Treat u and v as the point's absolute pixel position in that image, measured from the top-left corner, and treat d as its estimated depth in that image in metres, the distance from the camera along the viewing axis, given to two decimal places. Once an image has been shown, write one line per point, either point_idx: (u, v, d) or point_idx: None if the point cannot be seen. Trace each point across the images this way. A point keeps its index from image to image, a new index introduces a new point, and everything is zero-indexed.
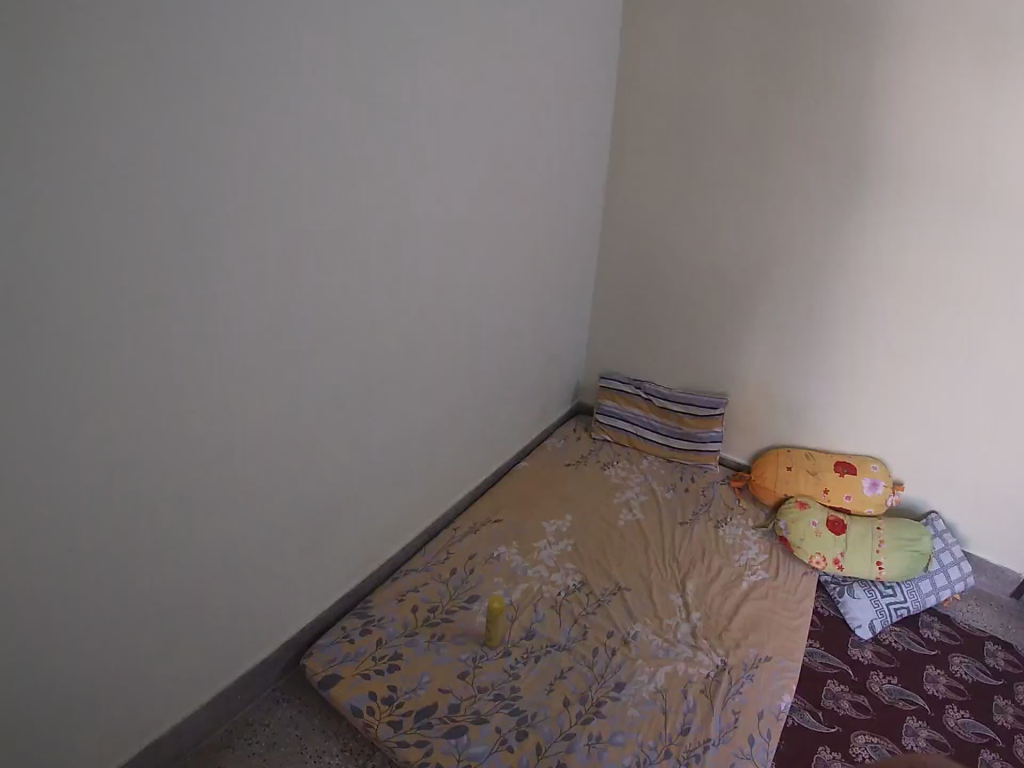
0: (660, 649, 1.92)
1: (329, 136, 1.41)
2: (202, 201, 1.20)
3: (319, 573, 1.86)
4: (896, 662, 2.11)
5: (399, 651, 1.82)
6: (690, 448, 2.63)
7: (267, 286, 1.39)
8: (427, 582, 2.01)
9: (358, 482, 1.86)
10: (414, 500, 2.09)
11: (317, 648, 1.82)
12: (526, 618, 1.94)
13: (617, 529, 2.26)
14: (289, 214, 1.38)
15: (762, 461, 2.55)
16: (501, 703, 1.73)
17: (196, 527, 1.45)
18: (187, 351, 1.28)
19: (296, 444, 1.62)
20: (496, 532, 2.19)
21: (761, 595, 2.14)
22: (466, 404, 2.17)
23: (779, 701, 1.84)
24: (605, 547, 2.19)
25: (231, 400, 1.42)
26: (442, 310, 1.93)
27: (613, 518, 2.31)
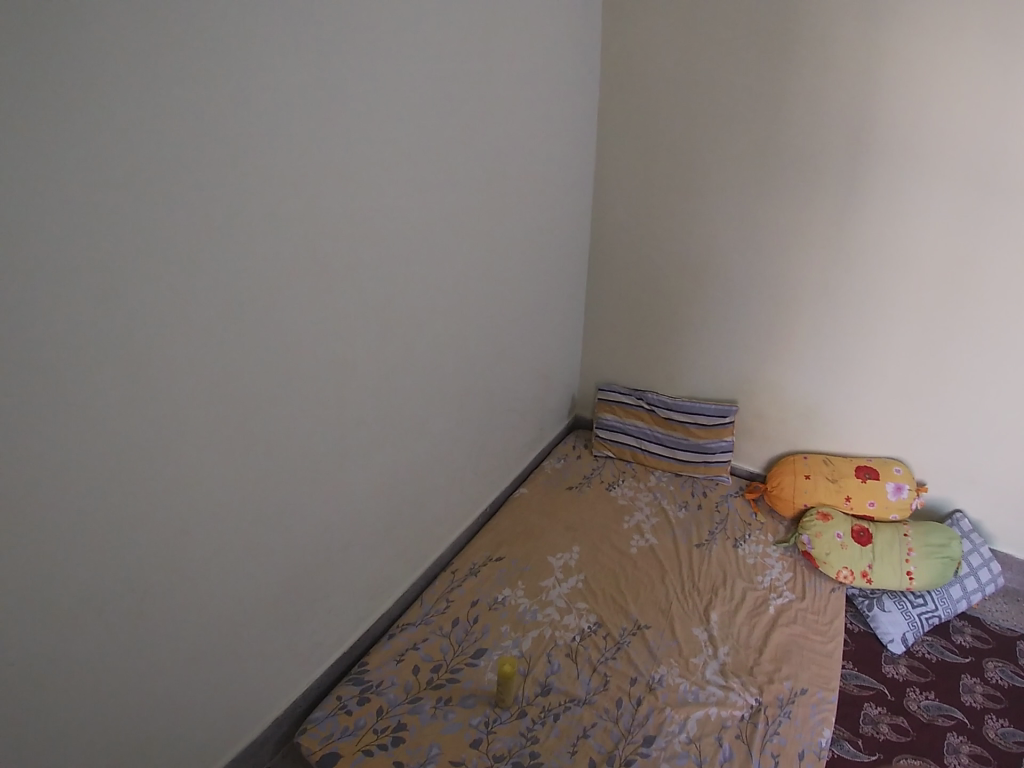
0: (689, 694, 1.73)
1: (286, 151, 1.19)
2: (139, 243, 0.98)
3: (306, 641, 1.65)
4: (931, 675, 1.93)
5: (403, 722, 1.61)
6: (700, 459, 2.43)
7: (226, 329, 1.18)
8: (428, 637, 1.80)
9: (343, 537, 1.66)
10: (410, 544, 1.88)
11: (311, 723, 1.60)
12: (540, 670, 1.74)
13: (630, 558, 2.07)
14: (246, 244, 1.17)
15: (777, 470, 2.36)
16: None
17: (164, 612, 1.23)
18: (134, 422, 1.06)
19: (268, 508, 1.41)
20: (499, 573, 1.98)
21: (790, 621, 1.96)
22: (457, 433, 1.97)
23: (821, 739, 1.67)
24: (618, 580, 2.00)
25: (194, 469, 1.20)
26: (422, 337, 1.72)
27: (624, 546, 2.11)
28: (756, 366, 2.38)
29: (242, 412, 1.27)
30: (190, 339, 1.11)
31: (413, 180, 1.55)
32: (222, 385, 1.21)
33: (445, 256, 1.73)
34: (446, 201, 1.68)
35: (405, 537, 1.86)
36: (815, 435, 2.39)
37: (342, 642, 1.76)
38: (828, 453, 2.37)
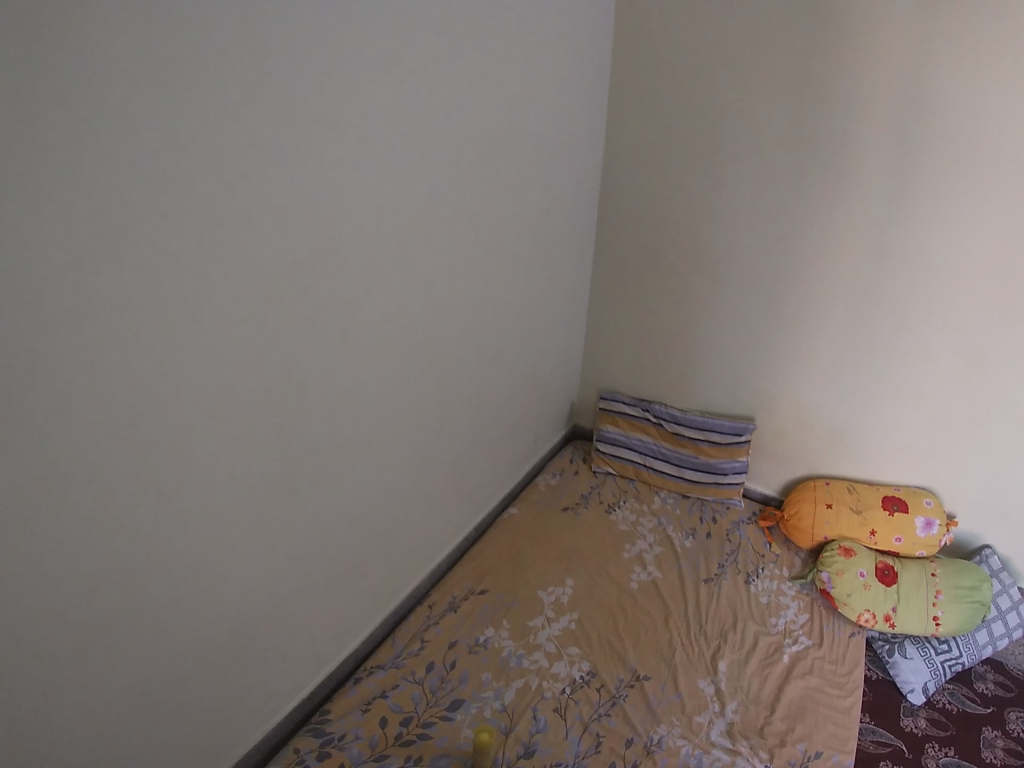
0: (692, 759, 1.48)
1: (231, 110, 0.94)
2: (12, 216, 0.72)
3: (260, 693, 1.37)
4: (952, 729, 1.69)
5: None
6: (711, 480, 2.19)
7: (146, 329, 0.91)
8: (398, 684, 1.53)
9: (308, 574, 1.40)
10: (382, 572, 1.64)
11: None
12: (523, 728, 1.48)
13: (629, 596, 1.83)
14: (172, 222, 0.90)
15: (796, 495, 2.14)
16: None
17: (73, 679, 0.96)
18: (13, 450, 0.79)
19: (215, 548, 1.15)
20: (481, 611, 1.73)
21: (805, 672, 1.75)
22: (439, 446, 1.73)
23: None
24: (617, 622, 1.75)
25: (109, 502, 0.93)
26: (400, 342, 1.47)
27: (623, 582, 1.87)
28: (777, 378, 2.14)
29: (178, 437, 1.01)
30: (95, 346, 0.85)
31: (396, 164, 1.31)
32: (150, 404, 0.95)
33: (431, 248, 1.48)
34: (435, 185, 1.44)
35: (376, 566, 1.61)
36: (837, 459, 2.15)
37: (303, 688, 1.49)
38: (854, 479, 2.13)
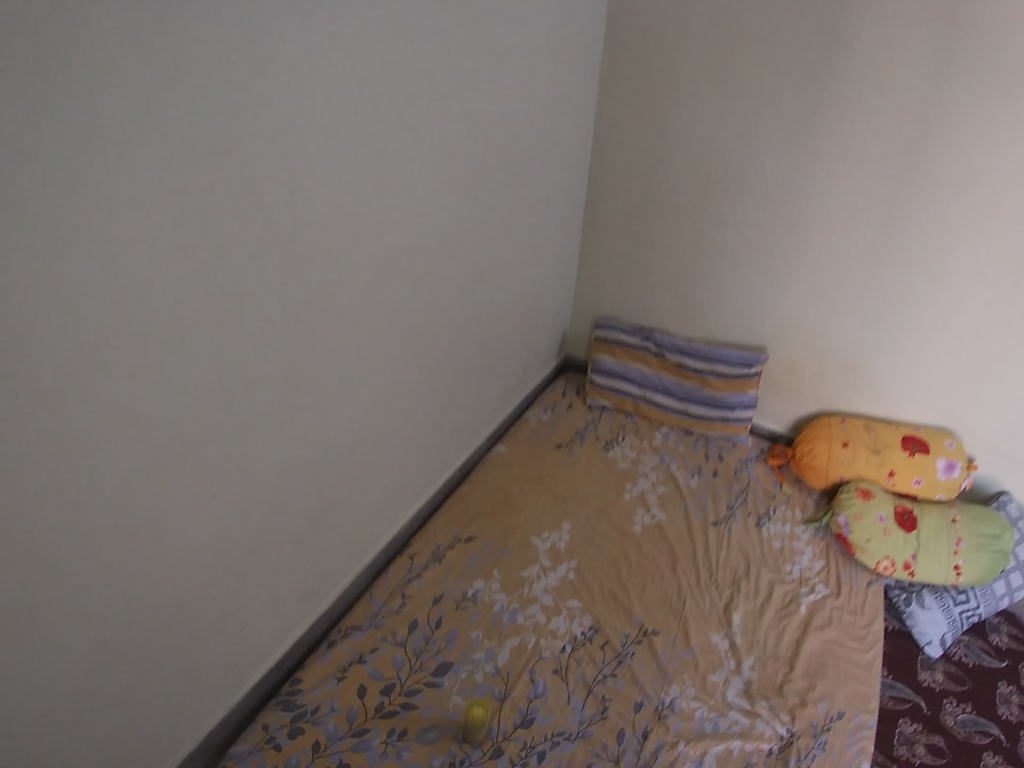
0: (707, 723, 1.31)
1: None
2: None
3: (217, 667, 1.17)
4: (969, 683, 1.55)
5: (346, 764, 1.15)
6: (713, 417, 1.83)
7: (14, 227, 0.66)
8: (378, 646, 1.33)
9: (268, 526, 1.18)
10: (354, 522, 1.41)
11: (231, 761, 1.15)
12: (520, 694, 1.28)
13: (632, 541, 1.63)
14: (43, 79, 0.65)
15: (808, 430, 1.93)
16: None
17: None
18: None
19: (154, 499, 0.93)
20: (468, 561, 1.52)
21: (823, 624, 1.57)
22: (413, 374, 1.48)
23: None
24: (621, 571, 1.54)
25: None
26: (368, 242, 1.21)
27: (626, 525, 1.64)
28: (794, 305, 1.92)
29: (88, 360, 0.78)
30: None
31: (369, 25, 1.04)
32: (31, 317, 0.71)
33: (408, 141, 1.22)
34: (412, 43, 1.15)
35: (346, 515, 1.38)
36: (851, 394, 1.97)
37: (268, 656, 1.29)
38: (870, 418, 1.95)
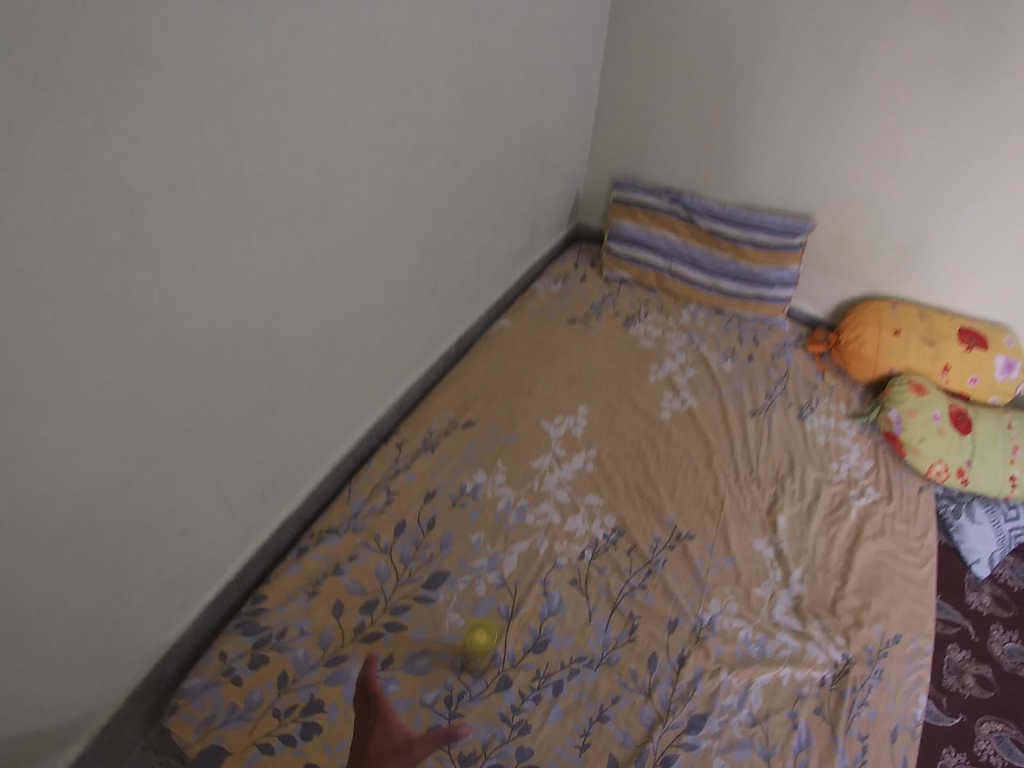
0: (752, 646, 1.08)
1: None
2: None
3: (153, 593, 0.92)
4: (1017, 610, 1.32)
5: (319, 700, 0.92)
6: (749, 292, 1.49)
7: None
8: (355, 553, 1.05)
9: (222, 410, 0.90)
10: (328, 406, 1.10)
11: (182, 699, 0.92)
12: (532, 611, 1.02)
13: (661, 429, 1.30)
14: None
15: (855, 314, 1.63)
16: None
17: None
18: None
19: (52, 378, 0.65)
20: (467, 450, 1.22)
21: (876, 534, 1.29)
22: (404, 214, 1.10)
23: (917, 711, 1.07)
24: (647, 464, 1.24)
25: None
26: (318, 10, 0.78)
27: (651, 410, 1.32)
28: (852, 166, 1.53)
29: None
30: None
31: None
32: None
33: None
34: None
35: (303, 418, 1.05)
36: (906, 278, 1.63)
37: (227, 568, 1.04)
38: (925, 306, 1.63)
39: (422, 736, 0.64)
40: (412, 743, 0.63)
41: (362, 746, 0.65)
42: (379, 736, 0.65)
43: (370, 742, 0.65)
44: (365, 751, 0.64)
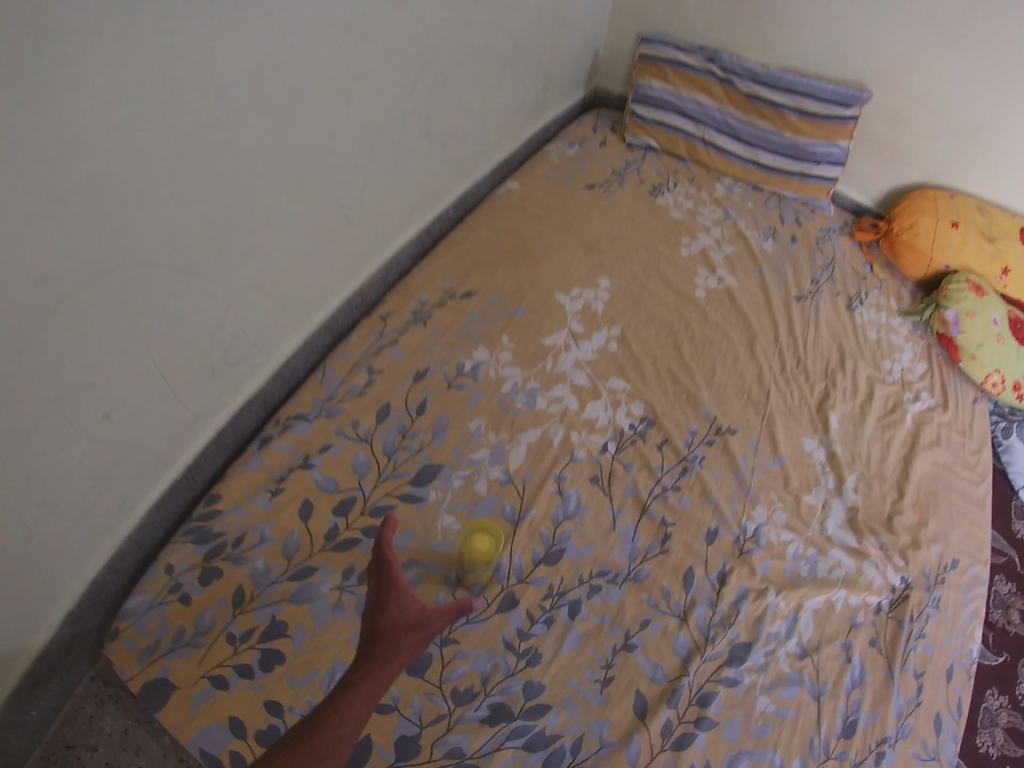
0: (802, 562, 0.90)
1: None
2: None
3: (72, 501, 0.72)
4: None
5: (282, 622, 0.74)
6: (789, 165, 1.28)
7: None
8: (328, 442, 0.85)
9: (160, 255, 0.69)
10: (296, 266, 0.87)
11: (123, 622, 0.73)
12: (543, 515, 0.83)
13: (695, 308, 1.07)
14: None
15: (907, 202, 1.41)
16: (508, 721, 0.70)
17: None
18: None
19: None
20: (465, 323, 0.96)
21: (932, 442, 1.14)
22: (399, 24, 0.85)
23: (972, 648, 0.96)
24: (680, 346, 1.02)
25: None
26: None
27: (685, 287, 1.09)
28: (919, 25, 1.29)
29: None
30: None
31: None
32: None
33: None
34: None
35: (257, 288, 0.84)
36: (966, 163, 1.41)
37: (174, 461, 0.84)
38: (985, 201, 1.42)
39: (438, 613, 0.62)
40: (429, 618, 0.61)
41: (371, 619, 0.62)
42: (391, 611, 0.62)
43: (381, 615, 0.62)
44: (380, 626, 0.61)
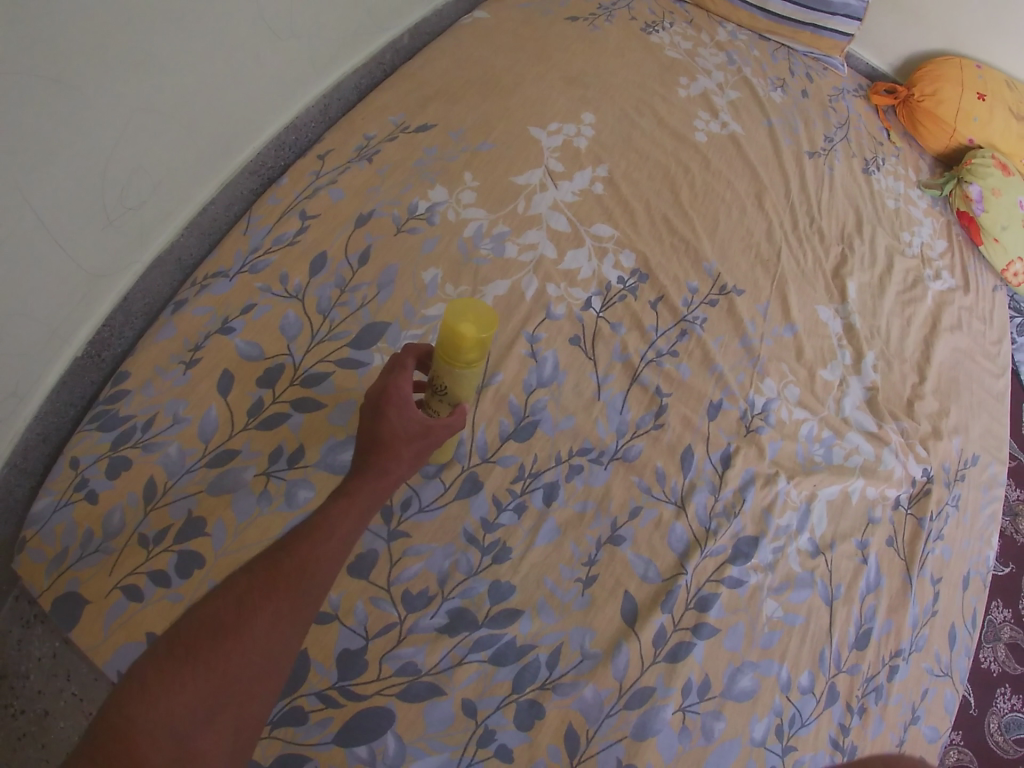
0: (818, 445, 0.77)
1: None
2: None
3: None
4: None
5: (199, 519, 0.59)
6: (801, 14, 1.14)
7: None
8: (255, 299, 0.69)
9: (34, 58, 0.52)
10: (207, 87, 0.71)
11: (30, 531, 0.58)
12: (513, 381, 0.69)
13: (695, 151, 0.92)
14: None
15: (933, 66, 1.26)
16: (471, 629, 0.57)
17: None
18: None
19: None
20: (420, 159, 0.80)
21: (953, 327, 1.00)
22: None
23: (988, 554, 0.86)
24: (678, 193, 0.88)
25: None
26: None
27: (683, 129, 0.94)
28: None
29: None
30: None
31: None
32: None
33: None
34: None
35: (162, 114, 0.67)
36: (994, 23, 1.26)
37: (75, 334, 0.68)
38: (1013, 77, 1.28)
39: (442, 422, 0.53)
40: (432, 428, 0.52)
41: (365, 421, 0.52)
42: (392, 417, 0.52)
43: (380, 421, 0.51)
44: (377, 431, 0.51)
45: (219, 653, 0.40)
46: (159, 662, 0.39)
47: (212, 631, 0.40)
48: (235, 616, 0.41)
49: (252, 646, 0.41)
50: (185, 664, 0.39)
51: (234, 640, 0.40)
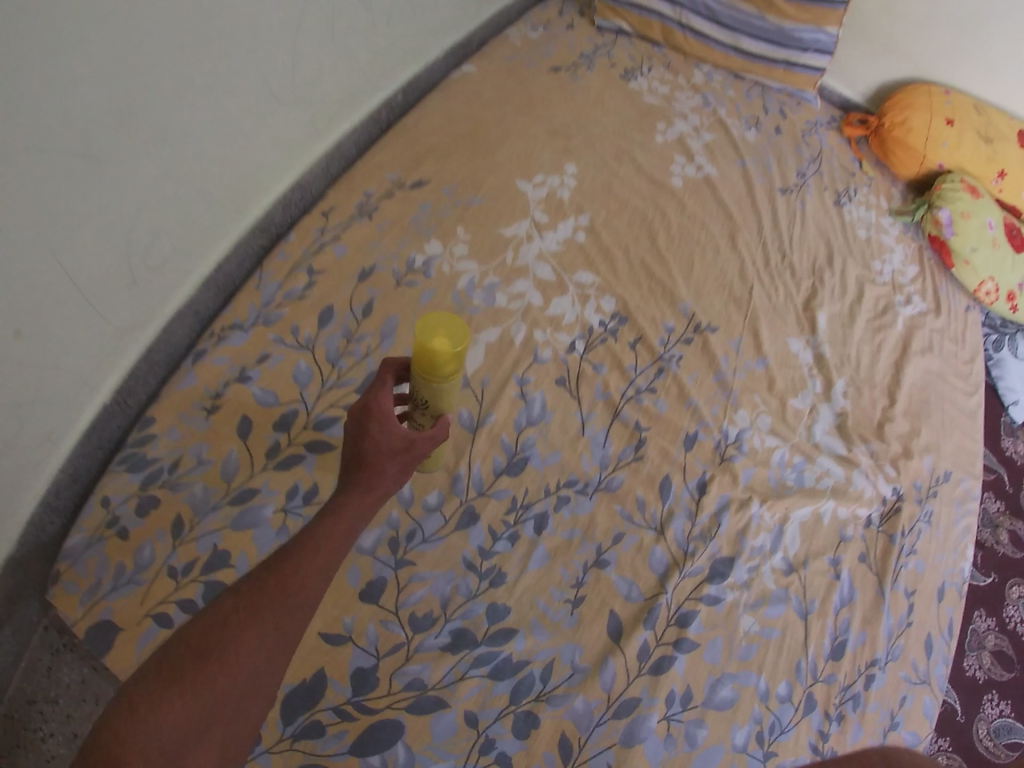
0: (789, 469, 0.83)
1: None
2: None
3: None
4: None
5: (224, 552, 0.65)
6: (772, 53, 1.20)
7: None
8: (269, 351, 0.76)
9: (68, 143, 0.59)
10: (220, 156, 0.78)
11: (63, 564, 0.64)
12: (505, 420, 0.75)
13: (672, 195, 0.99)
14: None
15: (902, 96, 1.32)
16: (472, 647, 0.63)
17: None
18: None
19: None
20: (415, 214, 0.87)
21: (924, 350, 1.06)
22: None
23: (963, 566, 0.92)
24: (656, 236, 0.94)
25: None
26: None
27: (660, 174, 1.01)
28: None
29: None
30: None
31: None
32: None
33: None
34: None
35: (179, 183, 0.74)
36: (957, 55, 1.33)
37: (104, 385, 0.74)
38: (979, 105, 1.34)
39: (422, 435, 0.58)
40: (413, 441, 0.58)
41: (351, 438, 0.57)
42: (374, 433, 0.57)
43: (364, 438, 0.56)
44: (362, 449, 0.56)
45: (204, 672, 0.44)
46: (149, 682, 0.44)
47: (199, 653, 0.45)
48: (220, 637, 0.46)
49: (237, 665, 0.46)
50: (173, 686, 0.43)
51: (218, 660, 0.45)
